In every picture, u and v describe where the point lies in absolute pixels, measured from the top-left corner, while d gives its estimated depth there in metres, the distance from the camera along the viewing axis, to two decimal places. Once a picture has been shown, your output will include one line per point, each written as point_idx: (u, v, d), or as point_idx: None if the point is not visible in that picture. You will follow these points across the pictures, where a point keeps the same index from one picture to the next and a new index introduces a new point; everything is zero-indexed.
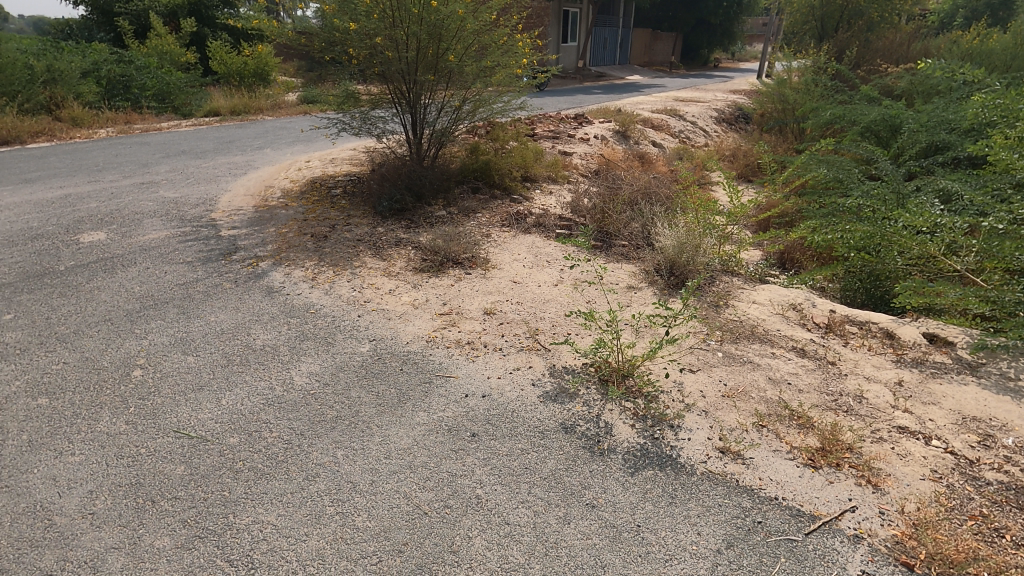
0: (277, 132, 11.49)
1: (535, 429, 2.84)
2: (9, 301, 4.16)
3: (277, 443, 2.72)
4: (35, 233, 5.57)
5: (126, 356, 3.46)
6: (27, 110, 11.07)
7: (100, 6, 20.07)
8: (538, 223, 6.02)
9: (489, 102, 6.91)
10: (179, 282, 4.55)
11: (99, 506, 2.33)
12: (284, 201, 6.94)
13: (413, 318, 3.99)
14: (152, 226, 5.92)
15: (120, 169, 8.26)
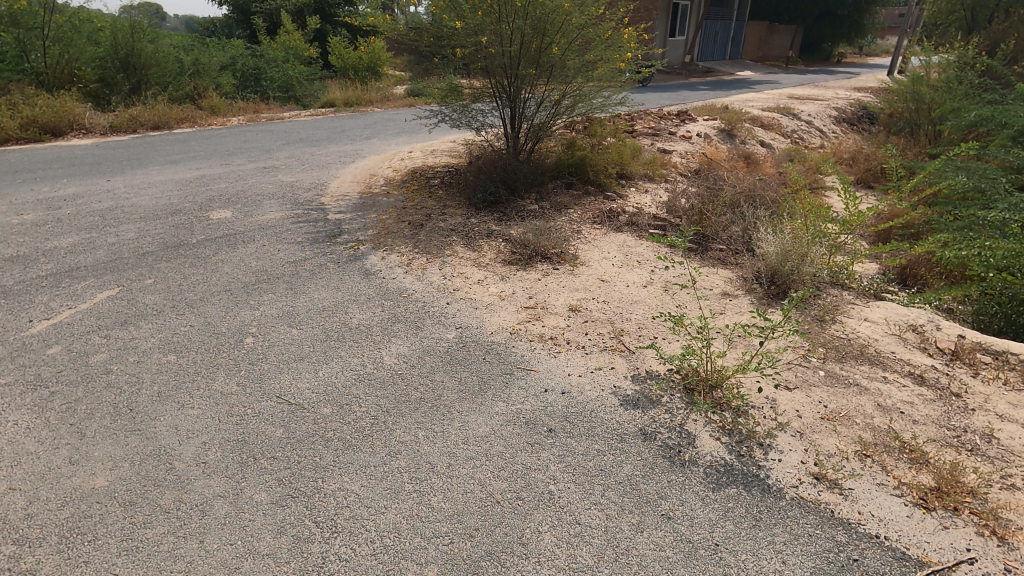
0: (384, 123, 12.10)
1: (614, 431, 2.78)
2: (151, 268, 4.72)
3: (365, 417, 2.88)
4: (175, 209, 6.27)
5: (241, 325, 3.80)
6: (175, 98, 12.47)
7: (241, 6, 22.22)
8: (631, 222, 5.89)
9: (589, 97, 6.83)
10: (289, 260, 4.93)
11: (210, 457, 2.59)
12: (386, 189, 7.30)
13: (498, 310, 4.05)
14: (270, 207, 6.45)
15: (247, 154, 9.09)
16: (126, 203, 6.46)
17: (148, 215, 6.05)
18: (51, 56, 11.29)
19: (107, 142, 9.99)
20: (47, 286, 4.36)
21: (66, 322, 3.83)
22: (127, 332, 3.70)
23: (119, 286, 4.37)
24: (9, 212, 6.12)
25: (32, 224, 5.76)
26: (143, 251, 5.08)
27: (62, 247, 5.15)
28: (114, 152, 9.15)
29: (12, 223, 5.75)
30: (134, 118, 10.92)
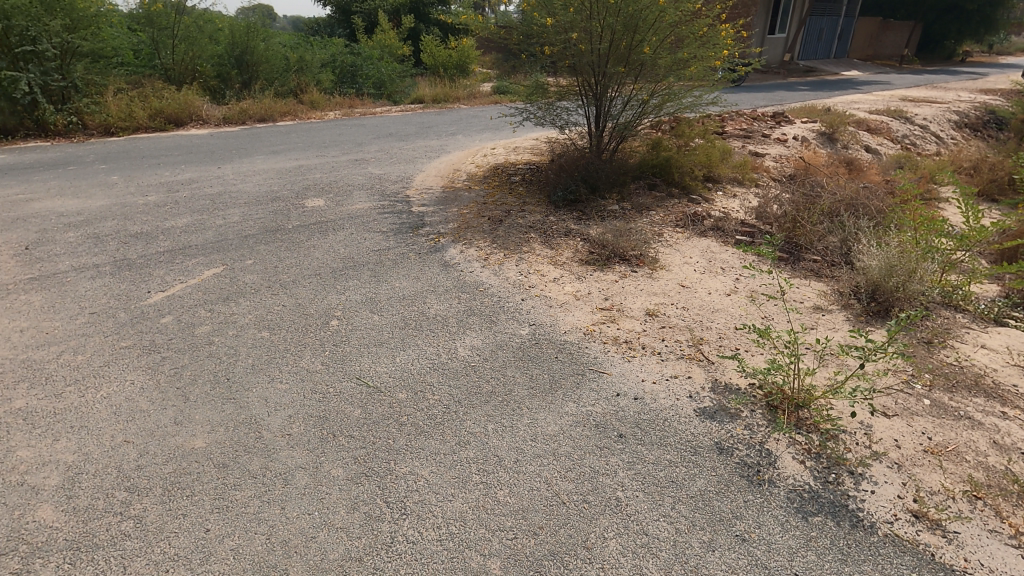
0: (470, 120, 12.34)
1: (688, 443, 2.67)
2: (252, 249, 5.09)
3: (437, 405, 2.95)
4: (275, 196, 6.73)
5: (327, 308, 4.02)
6: (281, 93, 13.38)
7: (343, 6, 23.48)
8: (717, 227, 5.64)
9: (679, 96, 6.60)
10: (374, 249, 5.14)
11: (295, 429, 2.76)
12: (468, 184, 7.44)
13: (573, 309, 4.01)
14: (359, 198, 6.77)
15: (341, 147, 9.59)
16: (233, 189, 7.01)
17: (251, 201, 6.52)
18: (178, 54, 12.47)
19: (220, 132, 10.88)
20: (164, 262, 4.82)
21: (177, 295, 4.21)
22: (228, 308, 4.01)
23: (223, 265, 4.75)
24: (136, 193, 6.81)
25: (154, 205, 6.38)
26: (246, 233, 5.48)
27: (177, 227, 5.66)
28: (225, 142, 9.95)
29: (138, 204, 6.40)
30: (244, 111, 11.81)
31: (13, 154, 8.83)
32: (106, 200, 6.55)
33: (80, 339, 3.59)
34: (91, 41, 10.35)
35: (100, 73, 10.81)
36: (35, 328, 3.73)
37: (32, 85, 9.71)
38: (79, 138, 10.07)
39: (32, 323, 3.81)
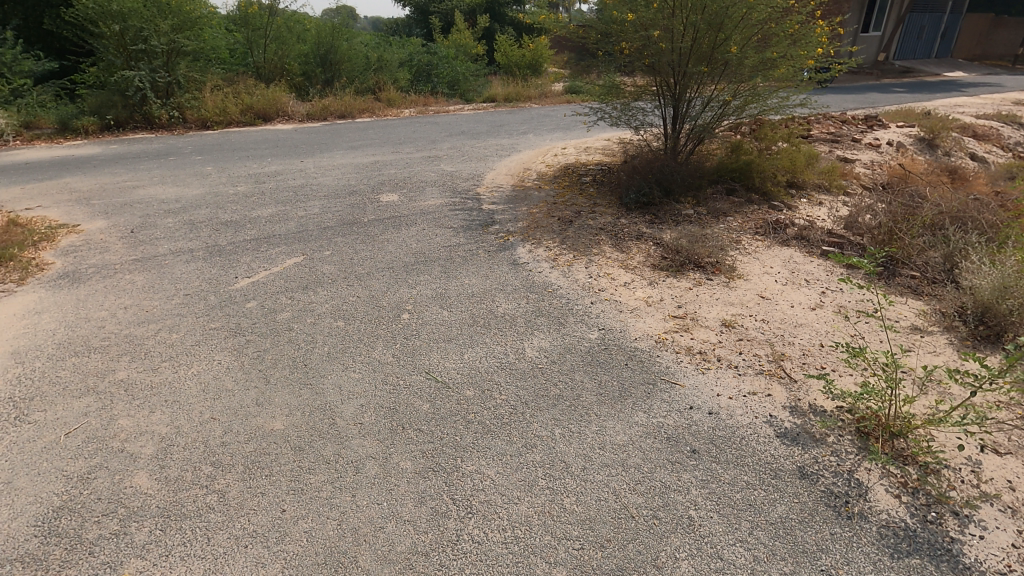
0: (541, 119, 12.31)
1: (767, 465, 2.52)
2: (330, 241, 5.29)
3: (504, 405, 2.94)
4: (352, 190, 6.97)
5: (399, 301, 4.11)
6: (360, 91, 13.87)
7: (421, 7, 24.11)
8: (800, 236, 5.32)
9: (763, 97, 6.27)
10: (445, 245, 5.21)
11: (366, 419, 2.83)
12: (539, 183, 7.41)
13: (645, 316, 3.89)
14: (431, 194, 6.89)
15: (415, 144, 9.82)
16: (314, 182, 7.32)
17: (330, 194, 6.79)
18: (269, 53, 13.23)
19: (303, 128, 11.41)
20: (250, 249, 5.09)
21: (261, 282, 4.43)
22: (307, 296, 4.18)
23: (303, 255, 4.96)
24: (227, 184, 7.26)
25: (243, 195, 6.77)
26: (325, 225, 5.71)
27: (263, 217, 5.98)
28: (307, 137, 10.43)
29: (228, 194, 6.81)
30: (326, 108, 12.34)
31: (123, 145, 9.63)
32: (201, 189, 7.02)
33: (175, 318, 3.85)
34: (194, 41, 11.14)
35: (200, 71, 11.60)
36: (137, 306, 4.04)
37: (142, 81, 10.56)
38: (179, 131, 10.86)
39: (134, 301, 4.13)
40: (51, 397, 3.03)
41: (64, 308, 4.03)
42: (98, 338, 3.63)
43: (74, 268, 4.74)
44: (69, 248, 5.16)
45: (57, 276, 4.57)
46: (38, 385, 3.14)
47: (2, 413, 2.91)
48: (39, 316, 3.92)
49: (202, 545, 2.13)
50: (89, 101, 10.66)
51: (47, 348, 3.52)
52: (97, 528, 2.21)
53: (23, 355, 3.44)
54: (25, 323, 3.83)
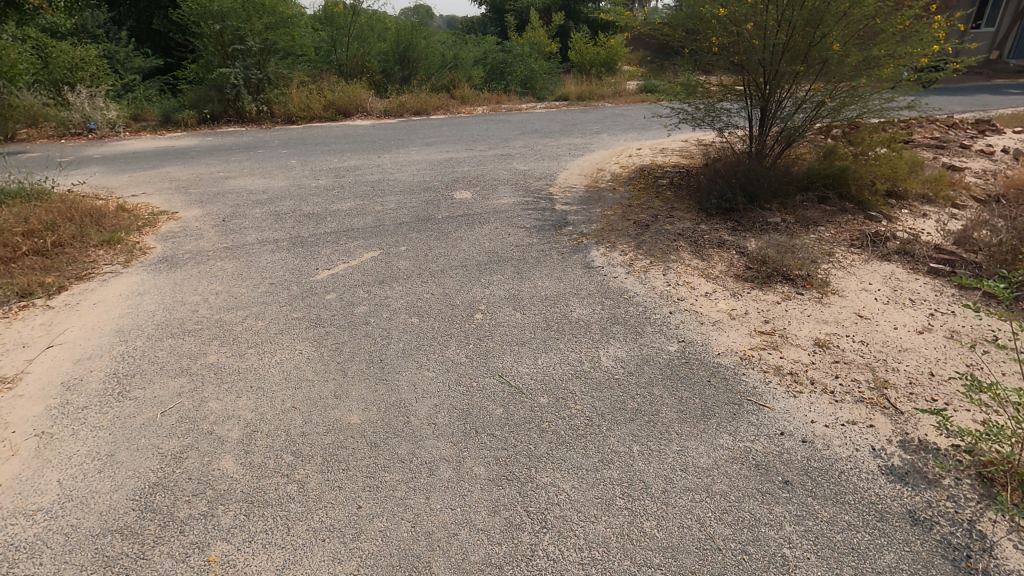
0: (615, 119, 12.04)
1: (872, 505, 2.29)
2: (405, 236, 5.37)
3: (579, 416, 2.84)
4: (427, 186, 7.07)
5: (472, 301, 4.08)
6: (435, 88, 14.11)
7: (497, 5, 24.31)
8: (903, 250, 4.88)
9: (864, 98, 5.73)
10: (518, 244, 5.16)
11: (440, 419, 2.82)
12: (614, 185, 7.22)
13: (728, 329, 3.67)
14: (504, 193, 6.86)
15: (488, 141, 9.85)
16: (390, 177, 7.49)
17: (406, 190, 6.91)
18: (351, 51, 13.70)
19: (381, 123, 11.72)
20: (330, 242, 5.25)
21: (340, 274, 4.54)
22: (383, 291, 4.24)
23: (380, 249, 5.05)
24: (310, 177, 7.55)
25: (324, 188, 7.01)
26: (401, 220, 5.80)
27: (342, 210, 6.15)
28: (384, 133, 10.70)
29: (311, 186, 7.07)
30: (402, 105, 12.62)
31: (217, 137, 10.25)
32: (286, 182, 7.33)
33: (260, 306, 4.01)
34: (283, 40, 11.69)
35: (288, 69, 12.17)
36: (226, 292, 4.24)
37: (236, 78, 11.19)
38: (267, 125, 11.43)
39: (224, 287, 4.33)
40: (150, 376, 3.22)
41: (163, 291, 4.29)
42: (192, 321, 3.83)
43: (172, 253, 5.05)
44: (168, 234, 5.52)
45: (158, 261, 4.89)
46: (139, 364, 3.34)
47: (108, 388, 3.12)
48: (141, 298, 4.19)
49: (283, 535, 2.18)
50: (189, 96, 11.42)
51: (148, 328, 3.75)
52: (187, 507, 2.31)
53: (126, 334, 3.69)
54: (128, 303, 4.11)
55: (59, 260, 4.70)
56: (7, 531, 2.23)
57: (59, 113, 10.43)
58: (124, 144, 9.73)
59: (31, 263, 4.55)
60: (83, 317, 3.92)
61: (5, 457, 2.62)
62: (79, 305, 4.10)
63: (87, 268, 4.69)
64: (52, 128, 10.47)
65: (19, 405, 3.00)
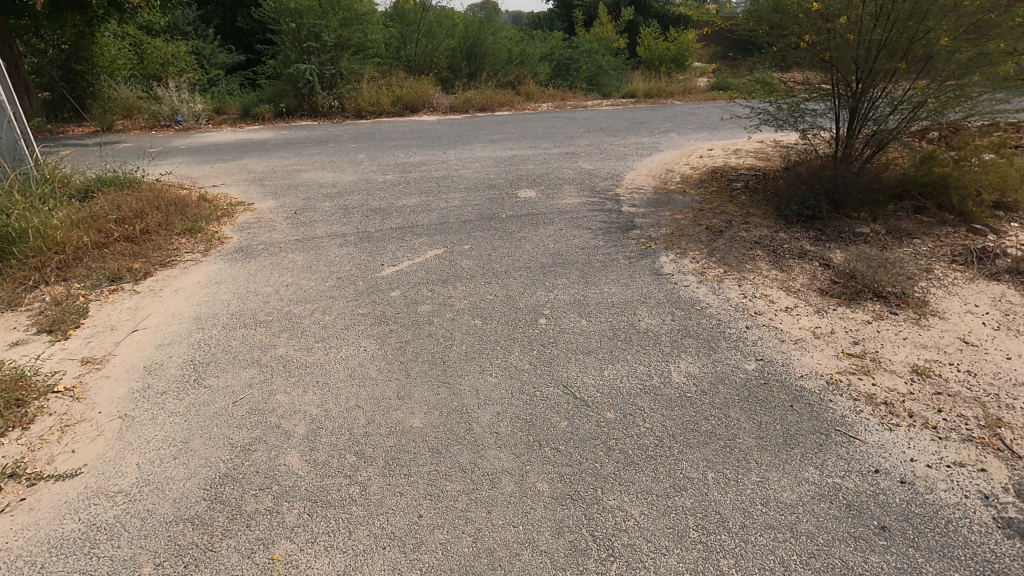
0: (685, 117, 11.60)
1: (987, 564, 2.03)
2: (469, 234, 5.33)
3: (649, 435, 2.69)
4: (491, 184, 7.02)
5: (536, 305, 3.98)
6: (501, 85, 14.08)
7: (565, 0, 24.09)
8: (1015, 269, 4.38)
9: (972, 98, 5.08)
10: (583, 247, 5.00)
11: (502, 429, 2.74)
12: (684, 187, 6.92)
13: (812, 349, 3.39)
14: (569, 192, 6.71)
15: (553, 139, 9.70)
16: (455, 174, 7.49)
17: (470, 187, 6.89)
18: (420, 47, 13.88)
19: (446, 119, 11.80)
20: (395, 238, 5.28)
21: (404, 271, 4.55)
22: (446, 290, 4.21)
23: (444, 247, 5.03)
24: (377, 172, 7.67)
25: (391, 183, 7.10)
26: (465, 218, 5.77)
27: (408, 206, 6.20)
28: (450, 129, 10.76)
29: (378, 181, 7.18)
30: (468, 101, 12.66)
31: (291, 131, 10.63)
32: (354, 176, 7.48)
33: (327, 300, 4.07)
34: (356, 37, 11.98)
35: (359, 64, 12.46)
36: (296, 285, 4.34)
37: (311, 74, 11.55)
38: (338, 120, 11.75)
39: (294, 279, 4.43)
40: (223, 364, 3.32)
41: (237, 281, 4.44)
42: (263, 312, 3.93)
43: (247, 244, 5.23)
44: (244, 224, 5.73)
45: (233, 250, 5.08)
46: (214, 352, 3.46)
47: (185, 374, 3.25)
48: (218, 287, 4.35)
49: (345, 538, 2.16)
50: (267, 91, 11.90)
51: (223, 316, 3.89)
52: (254, 502, 2.34)
53: (202, 321, 3.83)
54: (206, 292, 4.27)
55: (147, 247, 4.97)
56: (90, 510, 2.34)
57: (151, 105, 11.11)
58: (207, 136, 10.26)
59: (121, 249, 4.83)
60: (164, 303, 4.11)
61: (91, 437, 2.76)
62: (162, 291, 4.30)
63: (170, 255, 4.92)
64: (144, 120, 11.17)
65: (106, 386, 3.17)
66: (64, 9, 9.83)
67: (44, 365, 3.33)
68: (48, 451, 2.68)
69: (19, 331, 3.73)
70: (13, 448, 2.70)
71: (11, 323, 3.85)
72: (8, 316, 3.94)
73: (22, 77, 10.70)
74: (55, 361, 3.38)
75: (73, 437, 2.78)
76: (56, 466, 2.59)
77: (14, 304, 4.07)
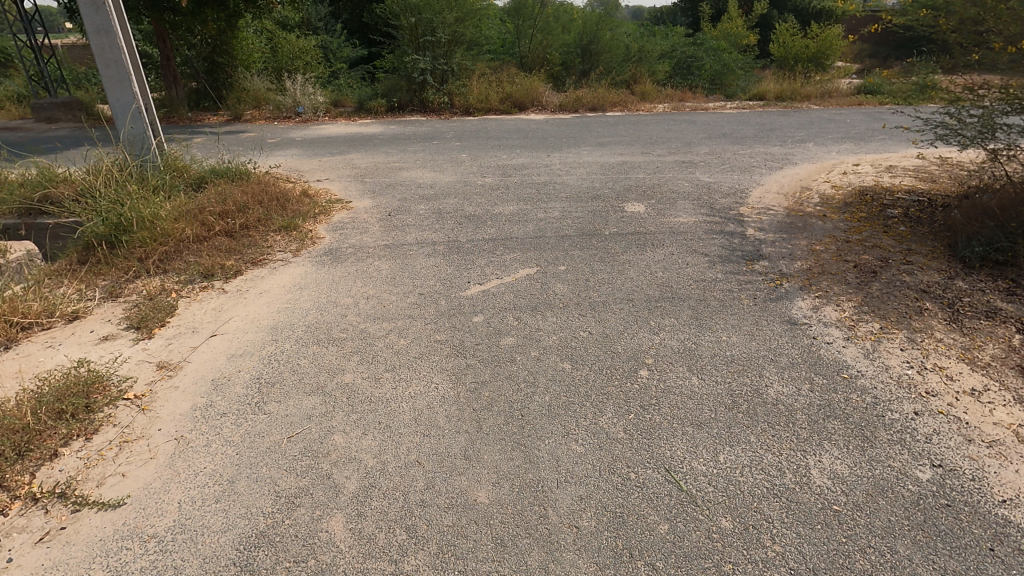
0: (824, 125, 10.21)
1: None
2: (565, 253, 4.80)
3: (779, 565, 2.02)
4: (596, 194, 6.42)
5: (636, 350, 3.37)
6: (616, 83, 13.34)
7: None
8: None
9: None
10: (698, 278, 4.28)
11: (585, 523, 2.20)
12: (824, 210, 5.87)
13: (1015, 460, 2.50)
14: (683, 208, 5.95)
15: (668, 145, 8.86)
16: (558, 180, 6.97)
17: (573, 196, 6.35)
18: (535, 43, 13.54)
19: (555, 118, 11.30)
20: (486, 250, 4.88)
21: (492, 292, 4.13)
22: (534, 320, 3.71)
23: (537, 266, 4.54)
24: (477, 174, 7.34)
25: (489, 187, 6.73)
26: (564, 233, 5.24)
27: (504, 214, 5.79)
28: (557, 129, 10.24)
29: (476, 184, 6.85)
30: (578, 99, 12.04)
31: (399, 126, 10.67)
32: (453, 177, 7.21)
33: (405, 321, 3.73)
34: (471, 32, 11.81)
35: (471, 60, 12.34)
36: (376, 298, 4.06)
37: (425, 65, 11.57)
38: (445, 116, 11.65)
39: (375, 292, 4.16)
40: (287, 387, 3.08)
41: (321, 288, 4.26)
42: (338, 328, 3.67)
43: (337, 246, 5.07)
44: (338, 224, 5.63)
45: (323, 252, 4.94)
46: (282, 371, 3.23)
47: (248, 395, 3.03)
48: (300, 292, 4.18)
49: None
50: (382, 85, 12.05)
51: (298, 328, 3.68)
52: None
53: (278, 332, 3.65)
54: (288, 297, 4.12)
55: (243, 242, 4.97)
56: (120, 556, 2.12)
57: (276, 97, 11.66)
58: (321, 128, 10.55)
59: (219, 243, 4.86)
60: (247, 306, 4.01)
61: (143, 460, 2.60)
62: (248, 292, 4.22)
63: (263, 253, 4.87)
64: (269, 110, 11.77)
65: (172, 398, 3.03)
66: (206, 5, 10.35)
67: (122, 368, 3.27)
68: (101, 470, 2.55)
69: (111, 325, 3.78)
70: (71, 461, 2.60)
71: (107, 315, 3.92)
72: (108, 307, 4.03)
73: (173, 69, 11.65)
74: (132, 363, 3.32)
75: (127, 457, 2.63)
76: (103, 491, 2.43)
77: (115, 294, 4.18)
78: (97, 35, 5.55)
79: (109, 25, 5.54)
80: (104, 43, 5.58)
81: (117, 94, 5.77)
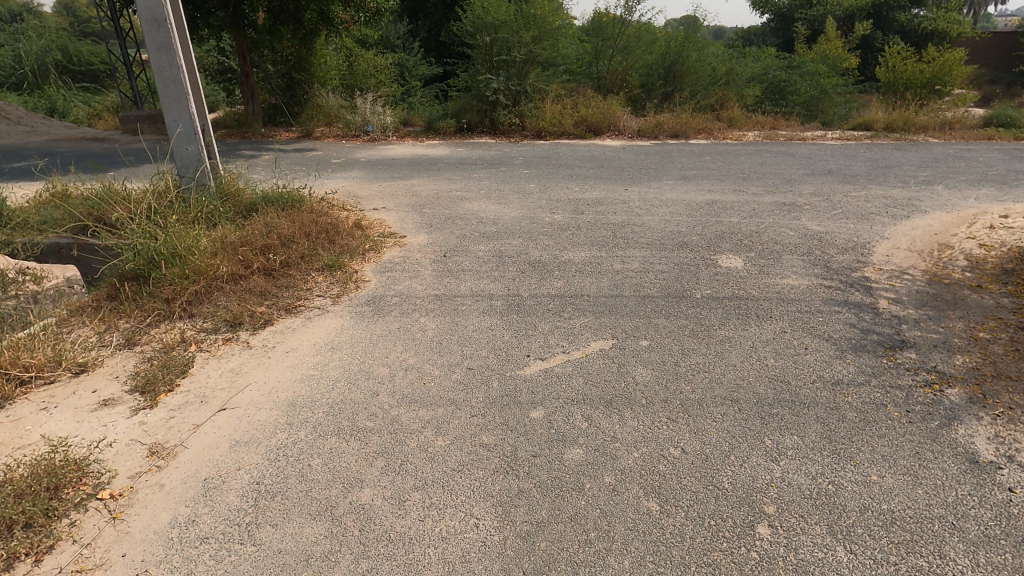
0: (952, 163, 8.78)
1: None
2: (648, 322, 3.94)
3: None
4: (682, 241, 5.52)
5: (749, 488, 2.46)
6: (701, 108, 12.31)
7: (783, 15, 21.37)
8: None
9: None
10: (824, 374, 3.30)
11: None
12: (977, 278, 4.68)
13: None
14: (790, 266, 4.94)
15: (764, 182, 7.79)
16: (637, 221, 6.10)
17: (654, 242, 5.48)
18: (614, 63, 12.75)
19: (633, 145, 10.43)
20: (551, 310, 4.11)
21: (555, 372, 3.34)
22: (609, 424, 2.88)
23: (613, 337, 3.72)
24: (545, 208, 6.61)
25: (559, 226, 5.98)
26: (644, 292, 4.38)
27: (574, 261, 5.01)
28: (636, 157, 9.37)
29: (544, 222, 6.10)
30: (659, 124, 11.10)
31: (467, 149, 10.16)
32: (519, 211, 6.51)
33: (446, 410, 3.00)
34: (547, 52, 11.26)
35: (546, 81, 11.64)
36: (416, 371, 3.36)
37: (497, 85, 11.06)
38: (516, 138, 11.02)
39: (416, 362, 3.47)
40: (289, 503, 2.42)
41: (355, 350, 3.62)
42: (365, 413, 2.99)
43: (382, 292, 4.46)
44: (388, 264, 5.04)
45: (366, 300, 4.34)
46: (286, 477, 2.56)
47: (239, 511, 2.39)
48: (331, 355, 3.56)
49: None
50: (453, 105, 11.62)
51: (319, 409, 3.03)
52: None
53: (295, 412, 3.02)
54: (317, 361, 3.50)
55: (281, 282, 4.45)
56: None
57: (347, 114, 11.48)
58: (388, 149, 10.18)
59: (255, 283, 4.35)
60: (268, 370, 3.42)
61: None
62: (273, 350, 3.65)
63: (300, 297, 4.33)
64: (339, 128, 11.60)
65: (152, 504, 2.44)
66: (283, 22, 10.25)
67: (107, 452, 2.73)
68: None
69: (117, 384, 3.29)
70: None
71: (117, 369, 3.44)
72: (121, 358, 3.56)
73: (251, 85, 11.73)
74: (121, 446, 2.77)
75: None
76: None
77: (133, 342, 3.72)
78: (157, 53, 5.29)
79: (169, 42, 5.25)
80: (163, 61, 5.30)
81: (174, 113, 5.46)
